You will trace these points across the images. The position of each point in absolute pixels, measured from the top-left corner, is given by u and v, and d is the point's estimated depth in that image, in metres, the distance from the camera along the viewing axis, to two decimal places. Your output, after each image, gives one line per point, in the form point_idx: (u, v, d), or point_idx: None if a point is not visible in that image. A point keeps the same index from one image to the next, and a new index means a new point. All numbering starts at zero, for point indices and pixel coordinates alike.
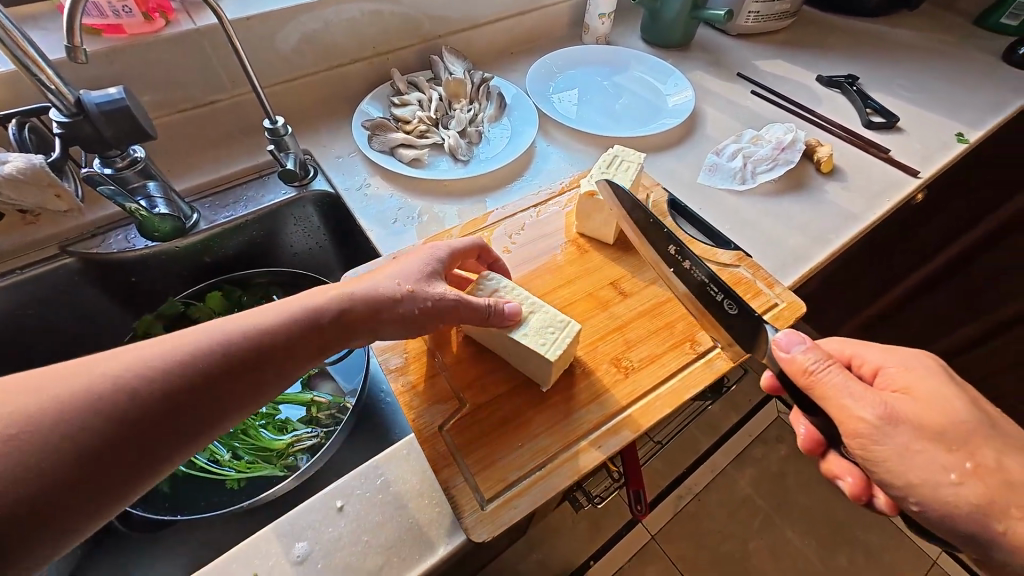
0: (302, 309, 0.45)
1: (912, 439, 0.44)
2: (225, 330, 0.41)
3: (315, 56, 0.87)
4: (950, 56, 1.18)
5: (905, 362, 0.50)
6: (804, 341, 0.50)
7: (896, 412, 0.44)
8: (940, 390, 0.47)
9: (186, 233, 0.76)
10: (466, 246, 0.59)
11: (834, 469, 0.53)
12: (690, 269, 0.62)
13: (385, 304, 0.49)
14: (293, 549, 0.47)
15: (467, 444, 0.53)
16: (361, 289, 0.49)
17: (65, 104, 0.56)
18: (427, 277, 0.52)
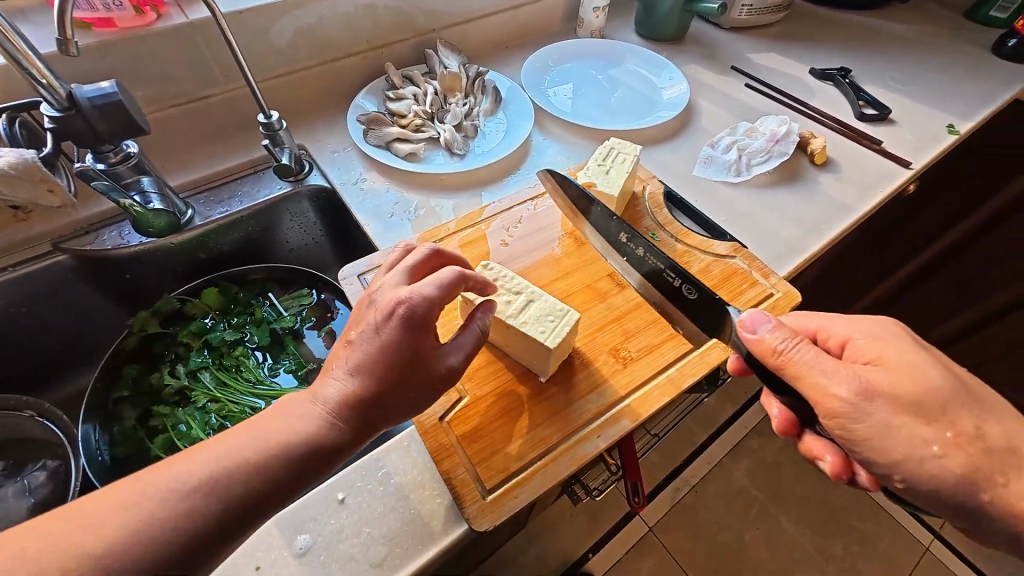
0: (303, 433, 0.41)
1: (892, 413, 0.44)
2: (239, 466, 0.38)
3: (309, 50, 0.87)
4: (941, 48, 1.19)
5: (869, 331, 0.50)
6: (770, 321, 0.50)
7: (870, 386, 0.45)
8: (909, 358, 0.47)
9: (181, 229, 0.75)
10: (441, 291, 0.46)
11: (813, 449, 0.54)
12: (644, 256, 0.63)
13: (384, 402, 0.43)
14: (295, 541, 0.47)
15: (468, 434, 0.53)
16: (353, 399, 0.42)
17: (58, 99, 0.56)
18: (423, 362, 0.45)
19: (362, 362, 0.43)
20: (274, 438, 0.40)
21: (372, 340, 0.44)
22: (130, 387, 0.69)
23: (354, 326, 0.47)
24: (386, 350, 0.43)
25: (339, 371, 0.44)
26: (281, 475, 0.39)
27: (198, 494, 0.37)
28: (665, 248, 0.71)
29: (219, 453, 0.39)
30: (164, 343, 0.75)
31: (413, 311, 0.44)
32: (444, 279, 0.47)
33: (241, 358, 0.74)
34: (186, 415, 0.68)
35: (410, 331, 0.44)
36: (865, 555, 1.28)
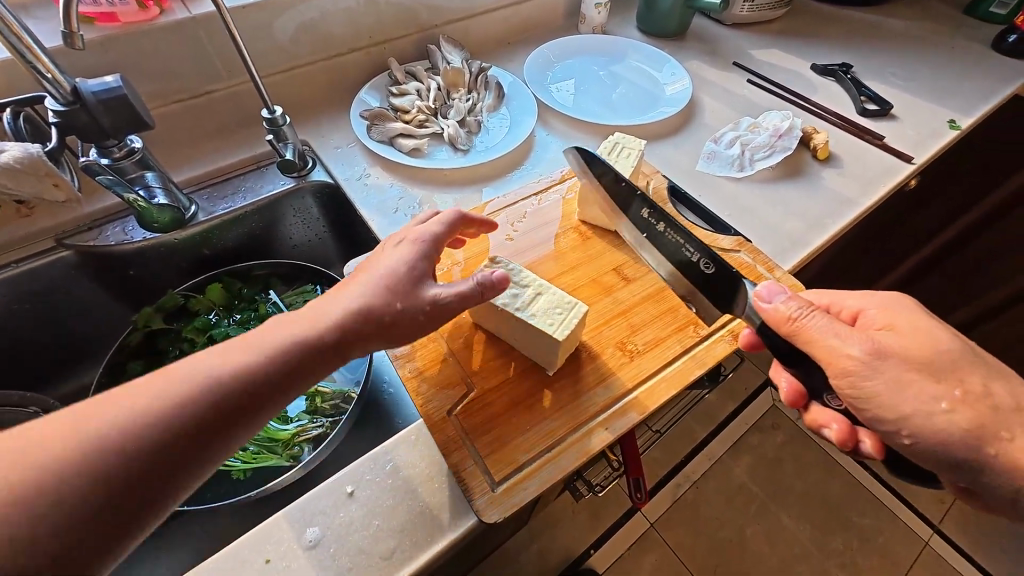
0: (296, 336, 0.42)
1: (902, 369, 0.45)
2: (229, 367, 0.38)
3: (311, 46, 0.87)
4: (941, 45, 1.19)
5: (877, 302, 0.52)
6: (785, 291, 0.51)
7: (882, 346, 0.46)
8: (920, 325, 0.49)
9: (184, 225, 0.75)
10: (446, 228, 0.55)
11: (818, 419, 0.52)
12: (664, 232, 0.62)
13: (383, 311, 0.46)
14: (305, 533, 0.47)
15: (476, 426, 0.54)
16: (355, 302, 0.45)
17: (62, 93, 0.56)
18: (418, 278, 0.49)
19: (367, 279, 0.48)
20: (269, 345, 0.41)
21: (381, 263, 0.50)
22: None
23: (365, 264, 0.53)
24: (392, 267, 0.49)
25: (343, 289, 0.47)
26: (276, 376, 0.40)
27: (191, 396, 0.36)
28: None
29: (212, 362, 0.39)
30: (167, 339, 0.75)
31: (420, 237, 0.52)
32: (445, 219, 0.55)
33: None
34: None
35: (415, 253, 0.51)
36: (864, 550, 1.29)
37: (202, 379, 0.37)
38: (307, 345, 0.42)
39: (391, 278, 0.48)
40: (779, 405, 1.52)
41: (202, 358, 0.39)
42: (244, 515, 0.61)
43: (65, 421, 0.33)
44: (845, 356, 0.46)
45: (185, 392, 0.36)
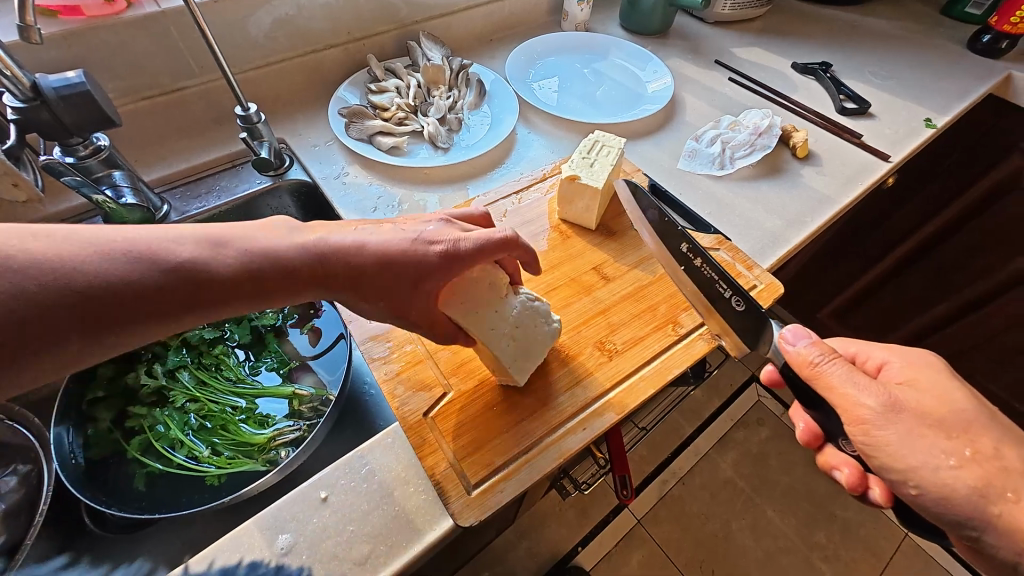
0: (274, 247, 0.42)
1: (916, 426, 0.46)
2: (212, 241, 0.40)
3: (288, 41, 0.85)
4: (919, 44, 1.21)
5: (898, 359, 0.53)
6: (809, 336, 0.51)
7: (898, 400, 0.46)
8: (940, 382, 0.50)
9: (155, 225, 0.73)
10: (486, 247, 0.49)
11: (830, 460, 0.55)
12: (701, 266, 0.59)
13: (368, 275, 0.45)
14: (276, 541, 0.46)
15: (453, 429, 0.53)
16: (344, 247, 0.45)
17: (21, 89, 0.53)
18: (421, 275, 0.47)
19: (378, 247, 0.46)
20: (251, 242, 0.41)
21: (409, 243, 0.47)
22: (104, 389, 0.67)
23: (404, 224, 0.50)
24: (407, 256, 0.46)
25: (356, 235, 0.46)
26: (232, 285, 0.39)
27: (173, 272, 0.37)
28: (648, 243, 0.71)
29: (198, 236, 0.39)
30: None
31: (454, 245, 0.48)
32: (494, 238, 0.50)
33: (221, 356, 0.72)
34: (164, 416, 0.66)
35: (439, 265, 0.47)
36: (848, 541, 1.31)
37: (187, 259, 0.38)
38: (274, 260, 0.42)
39: (399, 251, 0.46)
40: (763, 401, 1.54)
41: (193, 231, 0.40)
42: (221, 518, 0.60)
43: (46, 260, 0.33)
44: (857, 408, 0.46)
45: (170, 265, 0.37)
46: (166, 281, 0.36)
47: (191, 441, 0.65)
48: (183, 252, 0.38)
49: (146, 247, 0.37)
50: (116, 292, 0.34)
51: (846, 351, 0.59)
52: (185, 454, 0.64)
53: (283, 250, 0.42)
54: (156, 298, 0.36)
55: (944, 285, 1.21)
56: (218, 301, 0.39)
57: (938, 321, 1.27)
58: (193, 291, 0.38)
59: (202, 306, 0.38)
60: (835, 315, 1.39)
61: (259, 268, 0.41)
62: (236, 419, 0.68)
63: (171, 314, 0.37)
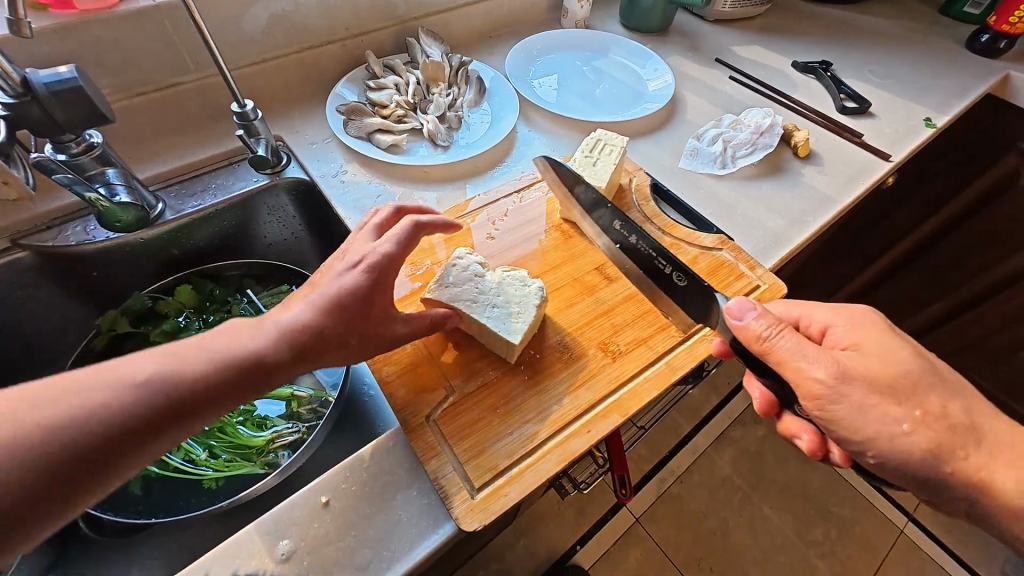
0: (247, 343, 0.42)
1: (867, 394, 0.46)
2: (170, 364, 0.39)
3: (285, 37, 0.84)
4: (917, 43, 1.21)
5: (843, 320, 0.52)
6: (755, 308, 0.52)
7: (846, 369, 0.47)
8: (887, 343, 0.49)
9: (150, 224, 0.72)
10: (401, 245, 0.50)
11: (790, 428, 0.55)
12: (635, 243, 0.64)
13: (324, 330, 0.45)
14: (277, 547, 0.45)
15: (457, 431, 0.52)
16: (296, 317, 0.45)
17: (11, 84, 0.52)
18: (367, 297, 0.48)
19: (317, 297, 0.46)
20: (221, 342, 0.41)
21: (334, 281, 0.47)
22: None
23: (321, 271, 0.51)
24: (343, 289, 0.47)
25: (294, 303, 0.46)
26: (218, 390, 0.39)
27: (145, 386, 0.37)
28: None
29: (164, 353, 0.39)
30: (134, 343, 0.72)
31: (371, 258, 0.49)
32: (403, 238, 0.51)
33: None
34: None
35: (369, 279, 0.48)
36: (842, 539, 1.32)
37: (156, 373, 0.38)
38: (258, 355, 0.42)
39: (341, 293, 0.46)
40: None
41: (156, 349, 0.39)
42: (218, 521, 0.59)
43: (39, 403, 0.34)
44: (807, 379, 0.47)
45: (138, 381, 0.37)
46: (138, 402, 0.36)
47: (188, 444, 0.63)
48: (150, 369, 0.38)
49: (112, 371, 0.37)
50: (86, 420, 0.34)
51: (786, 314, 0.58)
52: (182, 457, 0.63)
53: (254, 343, 0.42)
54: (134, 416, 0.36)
55: (939, 283, 1.23)
56: (209, 403, 0.39)
57: (933, 318, 1.28)
58: (176, 399, 0.37)
59: (190, 412, 0.38)
60: None
61: (251, 364, 0.41)
62: (234, 421, 0.66)
63: (157, 431, 0.36)
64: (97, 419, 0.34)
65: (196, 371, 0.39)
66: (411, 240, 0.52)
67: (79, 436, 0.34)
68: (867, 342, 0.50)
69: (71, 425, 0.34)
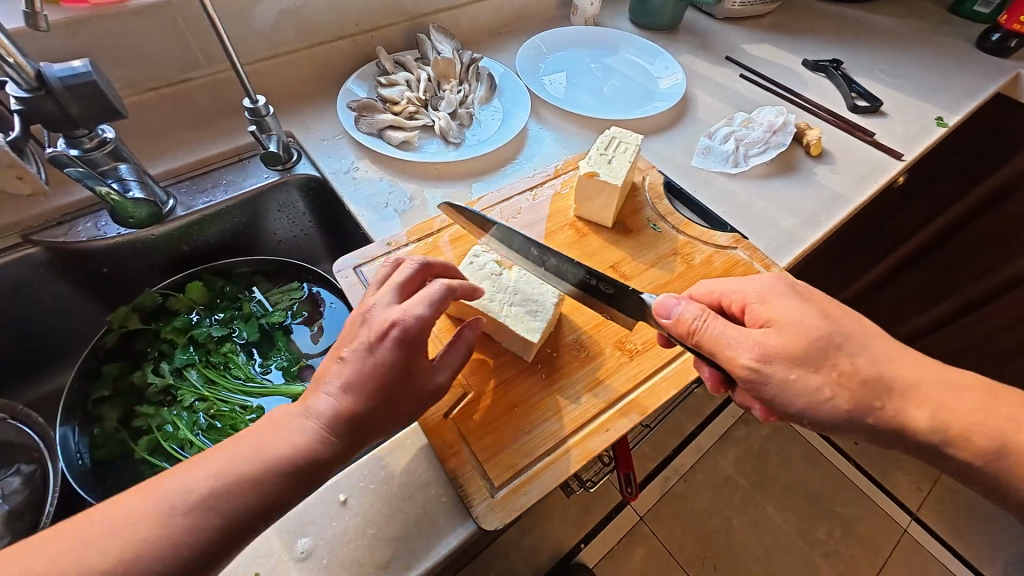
0: (295, 443, 0.41)
1: (788, 369, 0.46)
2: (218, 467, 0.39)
3: (296, 32, 0.83)
4: (927, 42, 1.20)
5: (759, 293, 0.51)
6: (678, 300, 0.51)
7: (767, 349, 0.47)
8: (794, 310, 0.49)
9: (161, 220, 0.72)
10: (432, 310, 0.47)
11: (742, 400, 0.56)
12: (561, 267, 0.58)
13: (366, 413, 0.43)
14: (296, 545, 0.45)
15: (475, 429, 0.52)
16: (338, 403, 0.43)
17: (25, 78, 0.51)
18: (406, 369, 0.45)
19: (354, 379, 0.44)
20: (267, 445, 0.41)
21: (367, 358, 0.44)
22: (109, 388, 0.65)
23: (345, 342, 0.46)
24: (381, 368, 0.44)
25: (329, 386, 0.44)
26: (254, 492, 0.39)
27: (199, 511, 0.37)
28: (665, 241, 0.71)
29: (213, 464, 0.39)
30: (145, 340, 0.72)
31: (403, 330, 0.45)
32: (432, 302, 0.47)
33: (229, 354, 0.71)
34: (173, 415, 0.65)
35: (404, 352, 0.45)
36: (846, 538, 1.32)
37: (207, 491, 0.38)
38: (310, 452, 0.41)
39: (379, 371, 0.44)
40: None
41: (206, 459, 0.40)
42: None
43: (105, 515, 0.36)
44: (735, 363, 0.47)
45: (191, 502, 0.37)
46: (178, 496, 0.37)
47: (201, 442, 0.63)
48: (202, 486, 0.38)
49: (168, 496, 0.37)
50: (150, 551, 0.35)
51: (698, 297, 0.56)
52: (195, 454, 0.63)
53: (299, 438, 0.41)
54: (192, 542, 0.36)
55: (944, 284, 1.22)
56: (265, 516, 0.39)
57: (940, 318, 1.28)
58: (229, 518, 0.38)
59: (246, 530, 0.38)
60: None
61: (301, 467, 0.41)
62: (246, 420, 0.66)
63: (216, 552, 0.37)
64: (157, 550, 0.35)
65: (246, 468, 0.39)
66: (443, 305, 0.48)
67: (142, 569, 0.35)
68: (778, 313, 0.49)
69: (135, 559, 0.35)
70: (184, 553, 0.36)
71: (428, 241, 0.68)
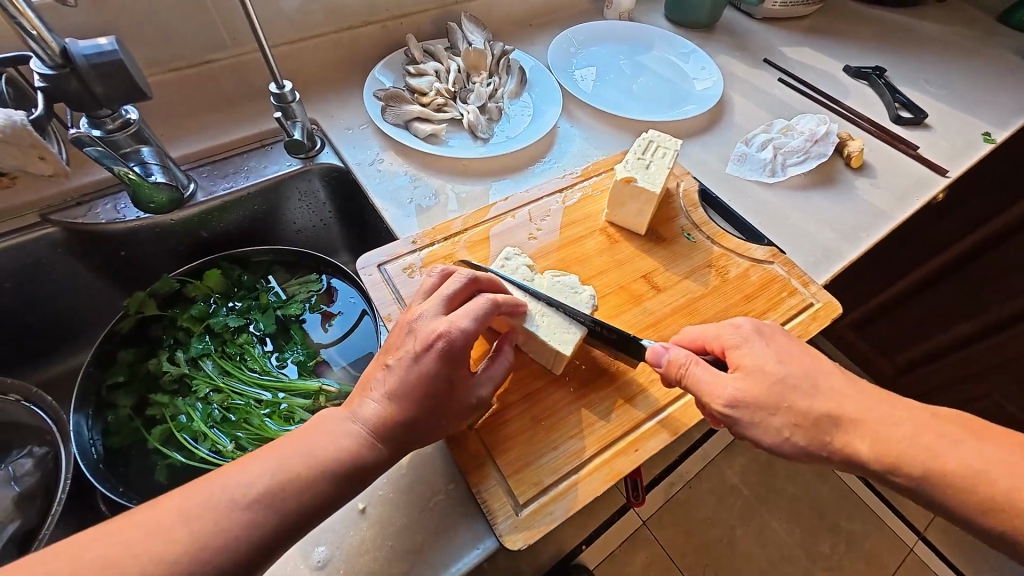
0: (342, 446, 0.41)
1: (814, 400, 0.44)
2: (254, 475, 0.38)
3: (323, 15, 0.81)
4: (975, 52, 1.15)
5: (733, 337, 0.49)
6: (663, 346, 0.50)
7: (736, 394, 0.46)
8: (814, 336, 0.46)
9: (183, 205, 0.70)
10: (477, 324, 0.45)
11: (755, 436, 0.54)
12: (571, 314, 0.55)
13: (410, 422, 0.43)
14: (313, 553, 0.44)
15: (499, 442, 0.50)
16: (381, 411, 0.43)
17: (50, 55, 0.49)
18: (448, 383, 0.44)
19: (399, 388, 0.43)
20: (318, 446, 0.40)
21: (411, 367, 0.44)
22: (124, 373, 0.64)
23: (391, 349, 0.46)
24: (424, 380, 0.43)
25: (376, 391, 0.44)
26: (280, 500, 0.37)
27: (257, 507, 0.37)
28: (700, 251, 0.68)
29: (269, 461, 0.39)
30: (161, 326, 0.70)
31: (447, 345, 0.44)
32: (478, 317, 0.46)
33: (246, 346, 0.70)
34: (186, 406, 0.64)
35: (448, 365, 0.44)
36: (850, 555, 1.30)
37: (265, 487, 0.38)
38: (355, 457, 0.41)
39: (422, 385, 0.43)
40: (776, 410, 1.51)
41: (263, 455, 0.40)
42: None
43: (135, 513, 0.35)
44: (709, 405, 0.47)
45: (250, 498, 0.37)
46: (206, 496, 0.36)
47: (215, 434, 0.62)
48: (258, 483, 0.38)
49: (227, 490, 0.37)
50: (182, 549, 0.34)
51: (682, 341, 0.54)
52: (208, 447, 0.62)
53: (344, 446, 0.41)
54: (247, 537, 0.36)
55: (970, 300, 1.12)
56: (319, 515, 0.39)
57: (963, 337, 1.17)
58: (285, 515, 0.37)
59: (301, 528, 0.38)
60: (854, 324, 1.36)
61: (351, 469, 0.41)
62: (260, 413, 0.64)
63: (270, 548, 0.37)
64: (219, 543, 0.35)
65: (281, 477, 0.38)
66: (488, 321, 0.46)
67: (202, 561, 0.34)
68: (745, 358, 0.47)
69: (200, 551, 0.35)
70: (243, 547, 0.36)
71: (450, 244, 0.65)
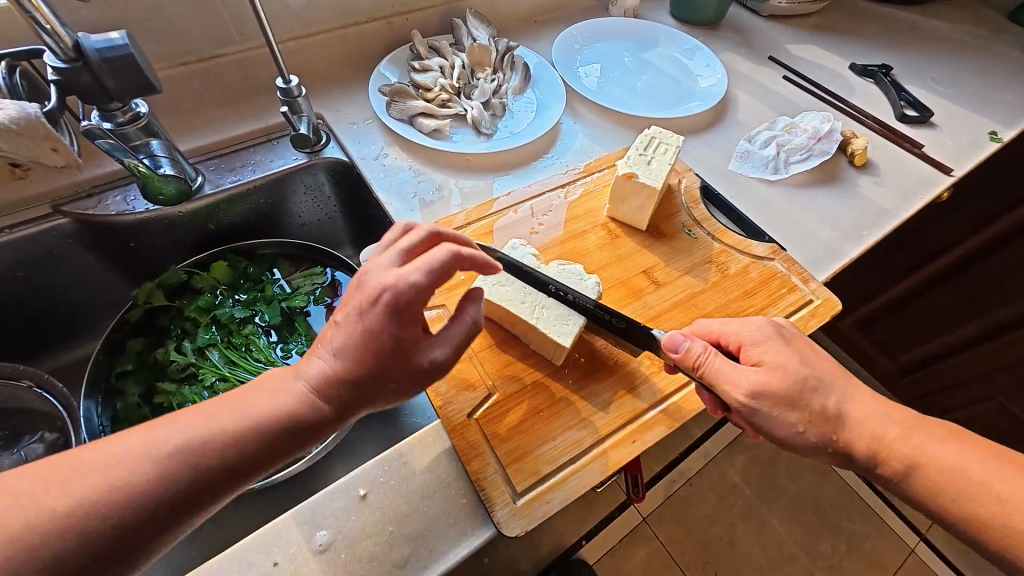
0: (280, 403, 0.40)
1: None
2: (186, 431, 0.38)
3: (330, 12, 0.82)
4: (983, 50, 1.15)
5: (754, 333, 0.50)
6: (684, 336, 0.51)
7: (762, 387, 0.47)
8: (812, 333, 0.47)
9: (190, 196, 0.71)
10: (429, 276, 0.41)
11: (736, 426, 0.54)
12: (574, 298, 0.57)
13: (359, 381, 0.41)
14: (315, 537, 0.45)
15: (498, 431, 0.51)
16: (325, 369, 0.41)
17: (62, 48, 0.51)
18: (395, 340, 0.41)
19: (346, 344, 0.41)
20: (256, 403, 0.40)
21: (357, 323, 0.41)
22: (133, 362, 0.66)
23: (342, 304, 0.44)
24: (369, 335, 0.40)
25: (323, 349, 0.42)
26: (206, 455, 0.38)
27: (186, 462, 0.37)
28: (701, 247, 0.69)
29: (202, 417, 0.39)
30: (168, 316, 0.72)
31: (393, 297, 0.40)
32: (428, 270, 0.41)
33: (251, 336, 0.71)
34: (193, 394, 0.65)
35: (395, 320, 0.40)
36: (851, 555, 1.30)
37: (193, 442, 0.38)
38: (295, 414, 0.40)
39: (366, 341, 0.41)
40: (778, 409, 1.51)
41: (198, 412, 0.40)
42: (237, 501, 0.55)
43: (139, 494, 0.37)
44: (730, 396, 0.48)
45: (177, 452, 0.37)
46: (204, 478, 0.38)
47: None
48: (186, 438, 0.38)
49: (158, 443, 0.37)
50: None
51: (697, 333, 0.55)
52: None
53: (279, 402, 0.40)
54: None
55: (972, 302, 1.12)
56: (247, 467, 0.39)
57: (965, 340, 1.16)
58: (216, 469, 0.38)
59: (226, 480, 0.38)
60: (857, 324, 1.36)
61: (288, 426, 0.40)
62: None
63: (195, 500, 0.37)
64: None
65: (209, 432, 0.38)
66: (444, 273, 0.42)
67: None
68: (766, 355, 0.48)
69: None
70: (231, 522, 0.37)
71: None
